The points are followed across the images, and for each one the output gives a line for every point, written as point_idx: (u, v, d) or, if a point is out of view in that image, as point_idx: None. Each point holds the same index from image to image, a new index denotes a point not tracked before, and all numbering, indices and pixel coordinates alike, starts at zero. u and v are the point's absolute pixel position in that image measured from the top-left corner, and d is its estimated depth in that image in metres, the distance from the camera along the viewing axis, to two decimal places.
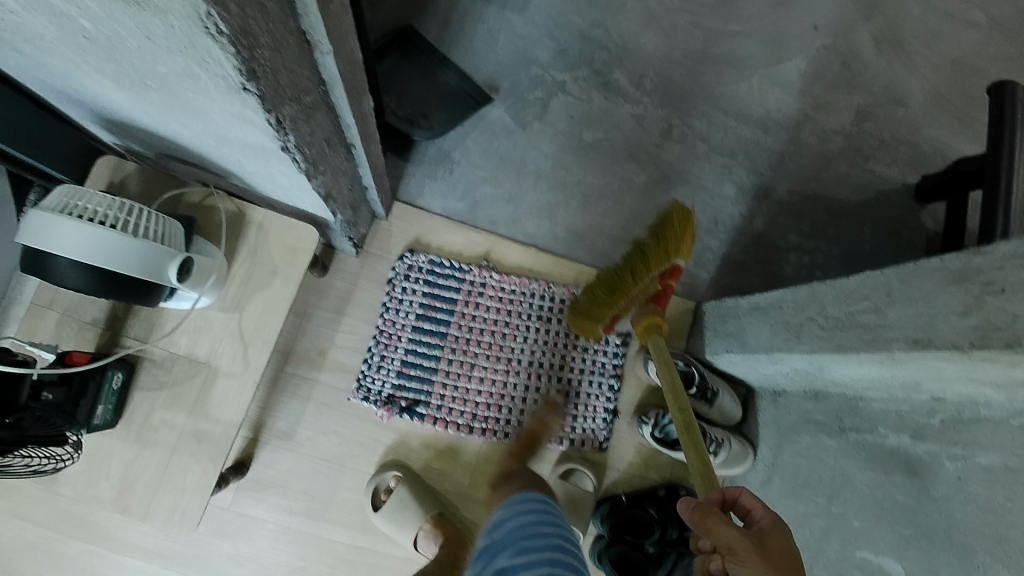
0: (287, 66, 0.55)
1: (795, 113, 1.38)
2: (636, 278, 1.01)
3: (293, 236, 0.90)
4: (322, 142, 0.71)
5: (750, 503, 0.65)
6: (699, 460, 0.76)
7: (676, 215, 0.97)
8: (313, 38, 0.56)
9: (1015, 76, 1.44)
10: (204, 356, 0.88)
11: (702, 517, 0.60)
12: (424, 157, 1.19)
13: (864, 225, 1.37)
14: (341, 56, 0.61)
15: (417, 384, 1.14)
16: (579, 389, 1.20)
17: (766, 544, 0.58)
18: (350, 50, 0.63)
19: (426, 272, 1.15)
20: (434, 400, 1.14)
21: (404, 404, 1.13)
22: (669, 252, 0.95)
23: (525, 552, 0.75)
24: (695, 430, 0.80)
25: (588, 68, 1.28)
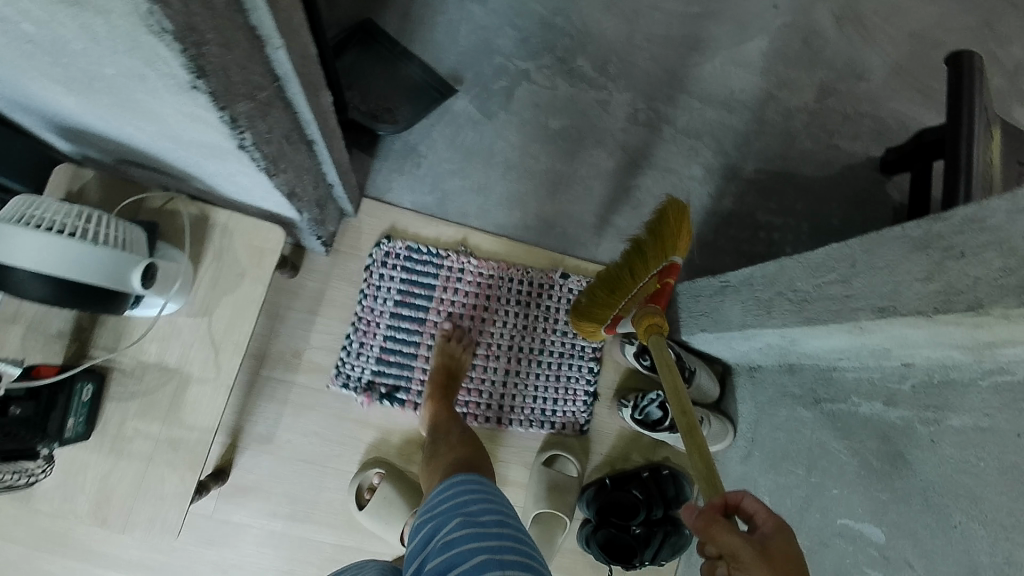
0: (238, 63, 0.54)
1: (758, 92, 1.39)
2: (640, 275, 1.00)
3: (259, 238, 0.89)
4: (281, 139, 0.70)
5: (753, 507, 0.62)
6: (703, 465, 0.73)
7: (670, 210, 0.99)
8: (263, 34, 0.55)
9: (972, 46, 1.46)
10: (174, 362, 0.87)
11: (706, 525, 0.59)
12: (390, 152, 1.18)
13: (831, 199, 1.39)
14: (294, 51, 0.60)
15: (397, 370, 1.14)
16: (559, 372, 1.20)
17: (771, 552, 0.57)
18: (303, 44, 0.62)
19: (404, 258, 1.15)
20: (414, 385, 1.14)
21: (385, 390, 1.13)
22: (668, 249, 0.97)
23: (470, 525, 0.72)
24: (699, 432, 0.78)
25: (551, 56, 1.28)
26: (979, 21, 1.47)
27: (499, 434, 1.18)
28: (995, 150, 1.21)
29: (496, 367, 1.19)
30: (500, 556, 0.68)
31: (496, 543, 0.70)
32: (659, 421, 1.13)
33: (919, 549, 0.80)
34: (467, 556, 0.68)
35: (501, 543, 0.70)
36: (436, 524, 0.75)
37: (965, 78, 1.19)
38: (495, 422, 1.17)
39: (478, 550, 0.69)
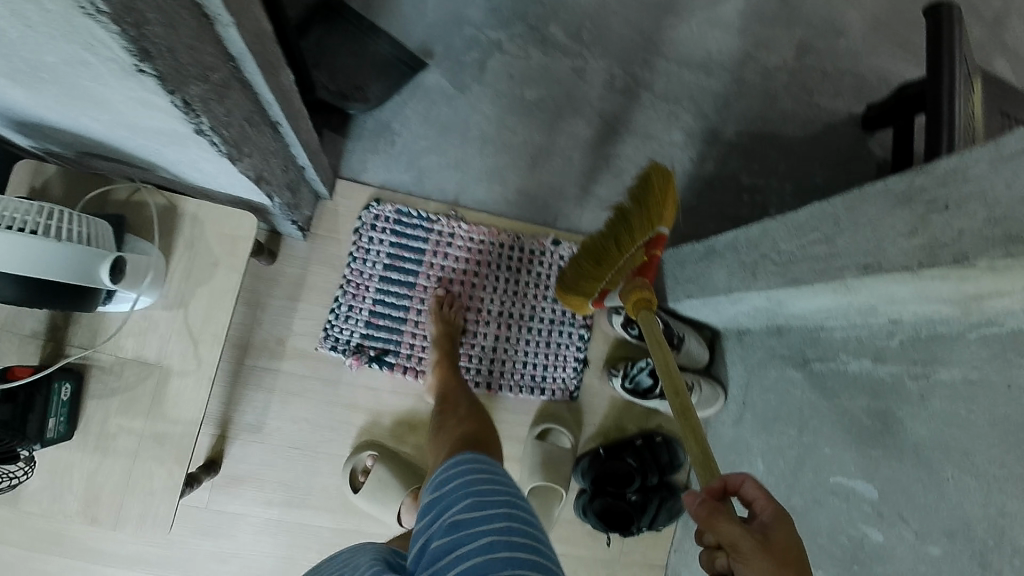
0: (185, 42, 0.52)
1: (736, 53, 1.37)
2: (627, 244, 0.98)
3: (231, 224, 0.87)
4: (241, 122, 0.68)
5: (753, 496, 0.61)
6: (698, 448, 0.72)
7: (654, 177, 0.97)
8: (210, 12, 0.53)
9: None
10: (153, 357, 0.85)
11: (707, 514, 0.57)
12: (364, 131, 1.15)
13: (813, 158, 1.38)
14: (246, 28, 0.58)
15: (385, 335, 1.12)
16: (550, 338, 1.18)
17: (771, 542, 0.56)
18: (255, 20, 0.60)
19: (393, 221, 1.13)
20: (403, 350, 1.12)
21: (374, 354, 1.11)
22: (655, 216, 0.95)
23: (474, 507, 0.70)
24: (693, 415, 0.76)
25: (523, 25, 1.25)
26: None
27: (489, 401, 1.16)
28: (976, 101, 1.20)
29: (487, 332, 1.16)
30: (506, 537, 0.67)
31: (501, 525, 0.69)
32: (649, 390, 1.13)
33: (913, 504, 0.80)
34: (472, 538, 0.67)
35: (506, 525, 0.69)
36: (440, 505, 0.73)
37: (943, 31, 1.17)
38: (484, 387, 1.16)
39: (483, 533, 0.67)
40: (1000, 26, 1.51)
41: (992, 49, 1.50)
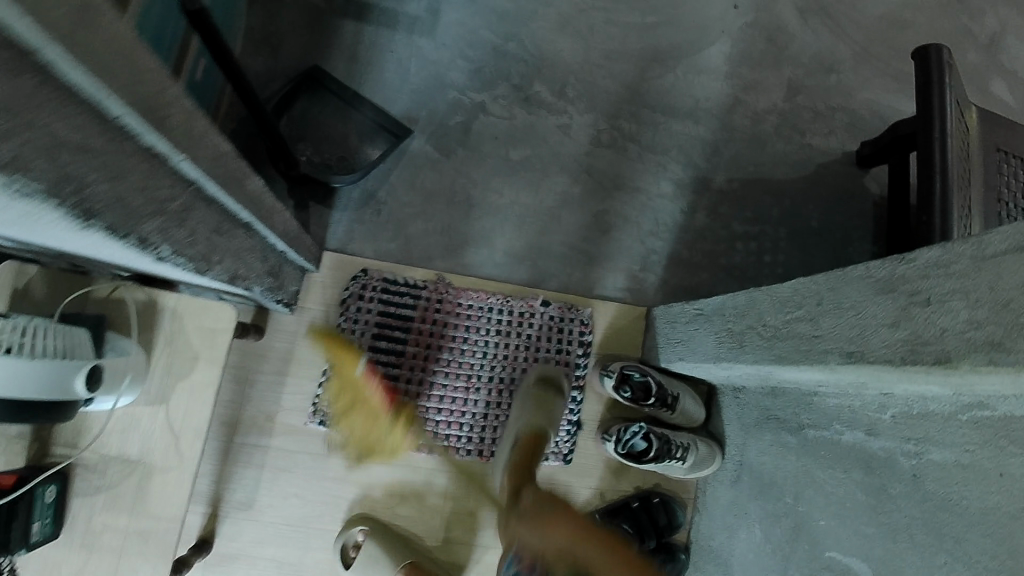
0: (135, 185, 0.52)
1: (724, 98, 1.36)
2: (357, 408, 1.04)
3: (209, 318, 0.87)
4: (208, 235, 0.68)
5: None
6: None
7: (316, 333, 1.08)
8: (165, 153, 0.53)
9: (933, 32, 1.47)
10: (136, 454, 0.85)
11: None
12: (349, 201, 1.15)
13: (806, 200, 1.37)
14: (202, 157, 0.57)
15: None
16: None
17: None
18: (213, 145, 0.59)
19: (381, 290, 1.13)
20: None
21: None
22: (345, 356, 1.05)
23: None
24: None
25: (507, 85, 1.24)
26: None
27: (481, 468, 1.14)
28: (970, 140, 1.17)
29: (477, 400, 1.14)
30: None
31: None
32: (645, 452, 1.10)
33: None
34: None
35: None
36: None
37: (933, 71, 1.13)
38: (477, 455, 1.13)
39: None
40: (997, 49, 1.48)
41: (989, 75, 1.47)
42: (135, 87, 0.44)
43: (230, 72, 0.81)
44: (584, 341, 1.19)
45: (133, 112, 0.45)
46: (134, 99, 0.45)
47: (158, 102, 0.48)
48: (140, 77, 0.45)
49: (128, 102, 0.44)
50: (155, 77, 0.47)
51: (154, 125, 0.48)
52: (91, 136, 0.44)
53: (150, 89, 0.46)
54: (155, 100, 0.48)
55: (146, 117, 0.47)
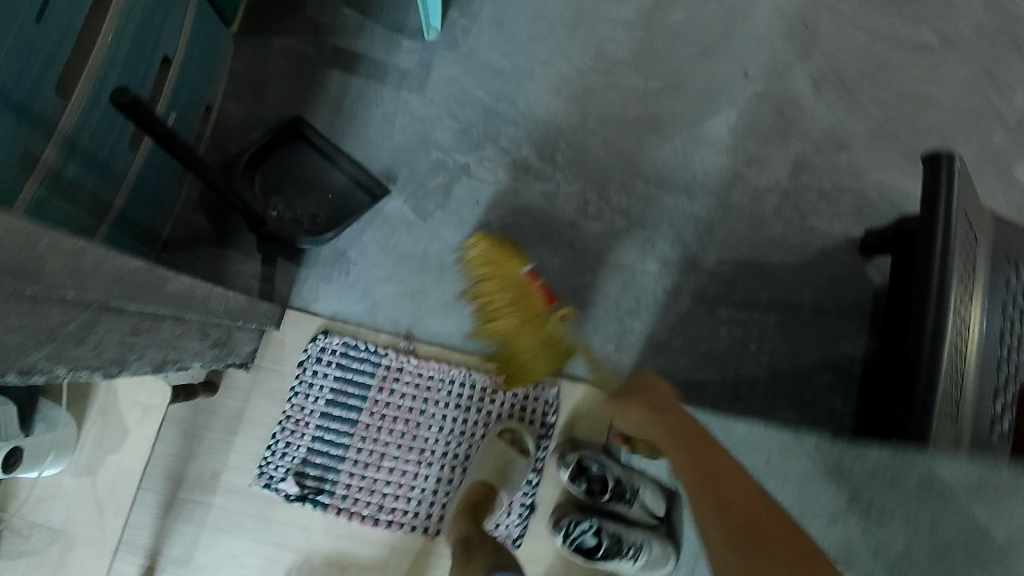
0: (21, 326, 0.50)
1: (724, 173, 1.29)
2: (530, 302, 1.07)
3: (143, 394, 0.86)
4: (122, 339, 0.66)
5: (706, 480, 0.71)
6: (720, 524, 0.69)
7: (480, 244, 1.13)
8: (44, 292, 0.50)
9: (962, 114, 1.36)
10: (60, 524, 0.83)
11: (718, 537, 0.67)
12: (318, 259, 1.13)
13: (802, 287, 1.27)
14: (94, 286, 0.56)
15: (321, 472, 1.09)
16: None
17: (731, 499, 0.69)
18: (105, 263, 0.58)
19: (340, 354, 1.11)
20: (339, 489, 1.09)
21: (308, 492, 1.08)
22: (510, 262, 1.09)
23: None
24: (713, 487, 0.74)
25: (493, 147, 1.21)
26: (977, 70, 1.37)
27: (425, 545, 1.10)
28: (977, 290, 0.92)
29: (428, 475, 1.11)
30: None
31: None
32: (595, 548, 1.06)
33: None
34: None
35: None
36: None
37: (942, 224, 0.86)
38: (422, 532, 1.10)
39: None
40: None
41: None
42: None
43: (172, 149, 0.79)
44: (548, 422, 1.15)
45: None
46: None
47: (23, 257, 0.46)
48: None
49: None
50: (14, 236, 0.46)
51: (22, 281, 0.47)
52: None
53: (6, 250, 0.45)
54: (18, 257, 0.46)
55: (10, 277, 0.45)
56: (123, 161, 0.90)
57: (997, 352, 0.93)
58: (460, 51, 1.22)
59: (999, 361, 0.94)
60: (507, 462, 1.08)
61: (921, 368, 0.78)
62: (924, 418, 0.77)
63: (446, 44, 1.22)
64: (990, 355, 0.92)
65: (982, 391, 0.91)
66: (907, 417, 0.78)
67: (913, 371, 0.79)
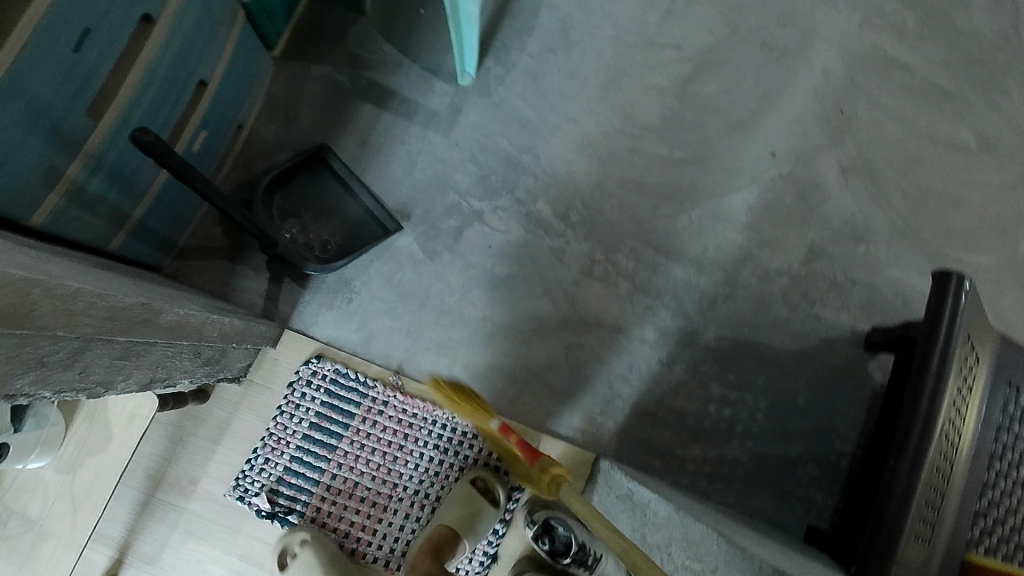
0: (16, 363, 0.54)
1: (736, 251, 1.28)
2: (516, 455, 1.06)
3: (132, 404, 0.91)
4: (110, 363, 0.70)
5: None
6: None
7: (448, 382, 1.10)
8: (35, 332, 0.54)
9: (999, 214, 1.34)
10: (37, 516, 0.88)
11: None
12: (323, 285, 1.17)
13: (797, 376, 1.25)
14: (81, 323, 0.61)
15: (294, 493, 1.12)
16: None
17: None
18: (90, 302, 0.62)
19: (330, 379, 1.14)
20: (309, 511, 1.12)
21: (278, 510, 1.11)
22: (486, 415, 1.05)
23: None
24: None
25: (509, 196, 1.24)
26: (1012, 179, 1.35)
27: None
28: (969, 419, 0.90)
29: (397, 510, 1.14)
30: None
31: None
32: None
33: None
34: None
35: None
36: None
37: (934, 361, 0.87)
38: (383, 564, 1.12)
39: None
40: None
41: None
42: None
43: (185, 173, 0.84)
44: None
45: None
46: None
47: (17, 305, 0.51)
48: None
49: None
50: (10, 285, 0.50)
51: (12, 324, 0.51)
52: None
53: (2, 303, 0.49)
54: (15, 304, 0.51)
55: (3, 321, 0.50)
56: (146, 178, 0.94)
57: (980, 477, 0.93)
58: (490, 98, 1.26)
59: (983, 487, 0.94)
60: (477, 512, 1.10)
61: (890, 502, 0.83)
62: (885, 551, 0.82)
63: (478, 91, 1.26)
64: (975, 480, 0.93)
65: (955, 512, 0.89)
66: (869, 546, 0.84)
67: (883, 506, 0.84)
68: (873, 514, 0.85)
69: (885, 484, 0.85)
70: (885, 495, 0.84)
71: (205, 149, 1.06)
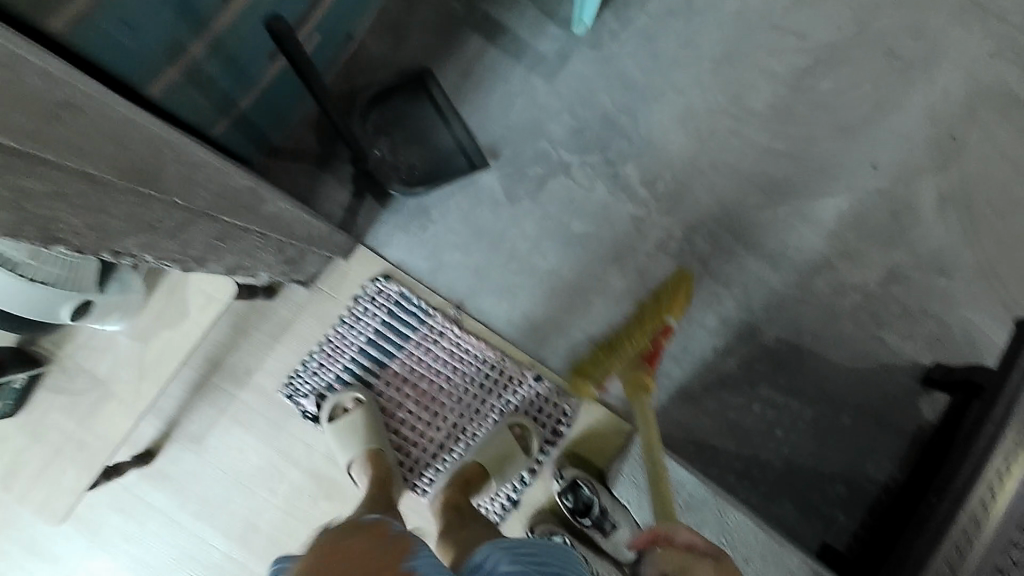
0: (121, 215, 0.57)
1: (815, 256, 1.24)
2: (614, 353, 1.12)
3: (211, 286, 0.94)
4: (209, 242, 0.72)
5: (687, 540, 0.83)
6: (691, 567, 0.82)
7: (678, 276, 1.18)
8: (147, 189, 0.57)
9: None
10: (104, 373, 0.93)
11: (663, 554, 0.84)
12: (403, 208, 1.18)
13: (849, 395, 1.23)
14: (190, 196, 0.63)
15: None
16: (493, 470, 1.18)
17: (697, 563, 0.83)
18: (209, 174, 0.65)
19: (393, 301, 1.17)
20: None
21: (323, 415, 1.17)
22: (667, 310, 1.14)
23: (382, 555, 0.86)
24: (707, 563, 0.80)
25: (600, 156, 1.22)
26: None
27: (409, 497, 1.18)
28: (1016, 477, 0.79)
29: (434, 438, 1.18)
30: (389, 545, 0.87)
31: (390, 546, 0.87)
32: None
33: None
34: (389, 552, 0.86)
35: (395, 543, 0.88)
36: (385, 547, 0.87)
37: (997, 405, 0.84)
38: (411, 487, 1.18)
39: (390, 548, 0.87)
40: None
41: None
42: (94, 149, 0.50)
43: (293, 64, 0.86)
44: (559, 431, 1.18)
45: (94, 170, 0.51)
46: (102, 163, 0.51)
47: (136, 159, 0.55)
48: (106, 139, 0.51)
49: (90, 166, 0.50)
50: (131, 140, 0.54)
51: (128, 176, 0.55)
52: (70, 185, 0.50)
53: (117, 154, 0.52)
54: (136, 162, 0.55)
55: (120, 170, 0.53)
56: (259, 71, 0.95)
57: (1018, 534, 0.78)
58: (601, 52, 1.23)
59: None
60: (509, 457, 1.11)
61: (924, 531, 0.81)
62: None
63: (589, 43, 1.23)
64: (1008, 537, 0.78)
65: None
66: None
67: (912, 540, 0.82)
68: (901, 546, 0.83)
69: (920, 519, 0.83)
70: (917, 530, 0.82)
71: (317, 52, 1.06)
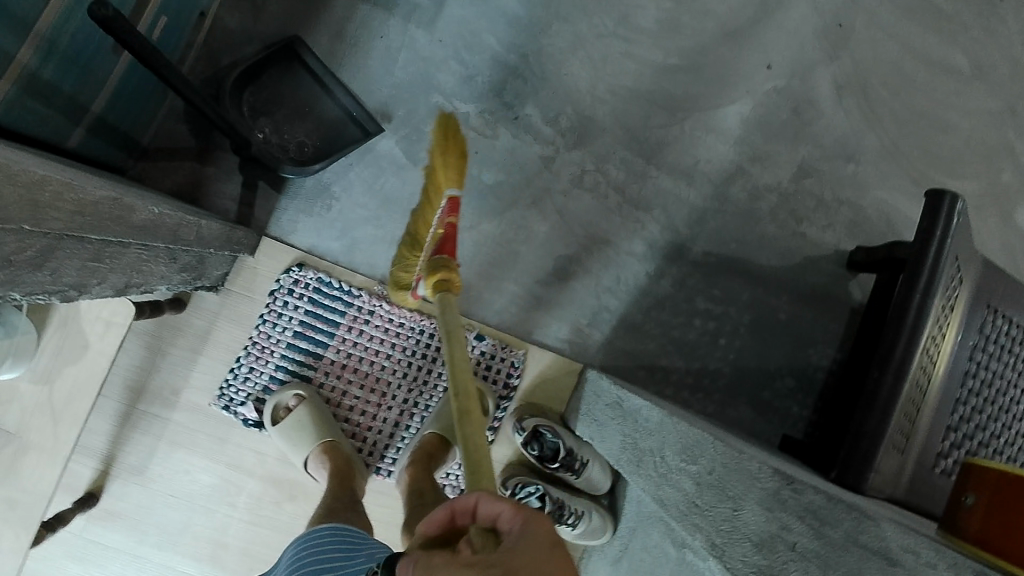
0: None
1: (726, 165, 1.24)
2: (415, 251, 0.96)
3: (107, 310, 0.87)
4: (83, 264, 0.65)
5: (491, 513, 0.50)
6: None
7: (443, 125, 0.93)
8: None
9: (990, 132, 1.29)
10: (13, 426, 0.85)
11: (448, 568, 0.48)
12: (302, 190, 1.12)
13: (781, 293, 1.25)
14: (52, 222, 0.55)
15: None
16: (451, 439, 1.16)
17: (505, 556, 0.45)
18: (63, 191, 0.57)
19: (313, 288, 1.12)
20: None
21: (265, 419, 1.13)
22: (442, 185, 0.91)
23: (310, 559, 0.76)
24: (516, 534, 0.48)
25: (497, 100, 1.18)
26: (1012, 99, 1.30)
27: (373, 482, 1.16)
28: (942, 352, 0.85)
29: (386, 418, 1.16)
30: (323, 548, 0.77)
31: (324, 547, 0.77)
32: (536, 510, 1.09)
33: None
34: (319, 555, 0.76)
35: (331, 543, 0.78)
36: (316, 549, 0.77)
37: (923, 275, 0.83)
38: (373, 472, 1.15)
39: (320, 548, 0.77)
40: None
41: None
42: None
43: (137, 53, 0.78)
44: (510, 384, 1.19)
45: None
46: None
47: None
48: None
49: None
50: None
51: None
52: None
53: None
54: None
55: None
56: (106, 65, 0.86)
57: (957, 392, 0.87)
58: None
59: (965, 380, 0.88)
60: None
61: (872, 411, 0.81)
62: (864, 457, 0.80)
63: None
64: (948, 395, 0.86)
65: (933, 429, 0.86)
66: (848, 455, 0.82)
67: (865, 414, 0.82)
68: (853, 422, 0.83)
69: (867, 397, 0.82)
70: (867, 406, 0.82)
71: (166, 37, 0.98)
